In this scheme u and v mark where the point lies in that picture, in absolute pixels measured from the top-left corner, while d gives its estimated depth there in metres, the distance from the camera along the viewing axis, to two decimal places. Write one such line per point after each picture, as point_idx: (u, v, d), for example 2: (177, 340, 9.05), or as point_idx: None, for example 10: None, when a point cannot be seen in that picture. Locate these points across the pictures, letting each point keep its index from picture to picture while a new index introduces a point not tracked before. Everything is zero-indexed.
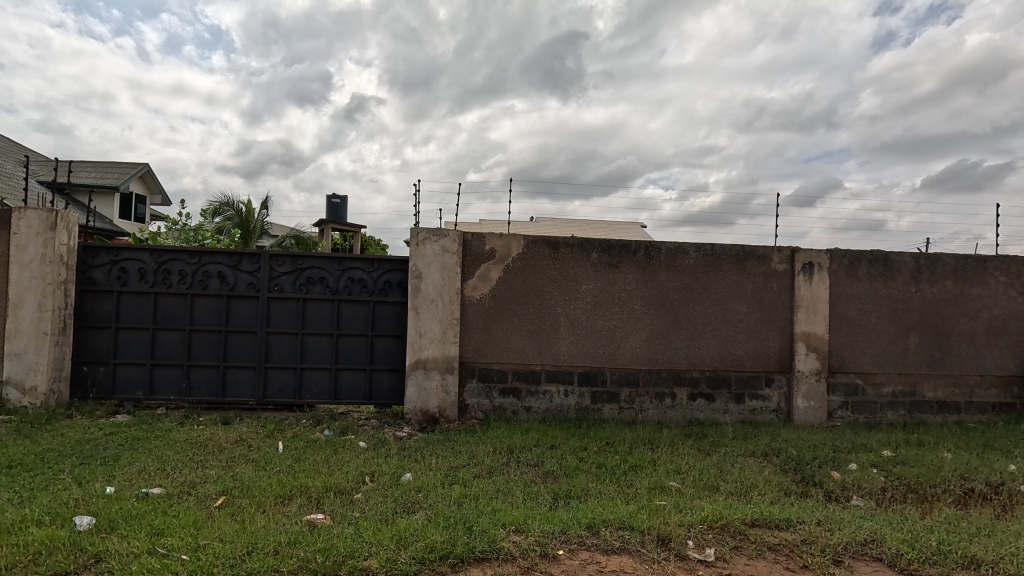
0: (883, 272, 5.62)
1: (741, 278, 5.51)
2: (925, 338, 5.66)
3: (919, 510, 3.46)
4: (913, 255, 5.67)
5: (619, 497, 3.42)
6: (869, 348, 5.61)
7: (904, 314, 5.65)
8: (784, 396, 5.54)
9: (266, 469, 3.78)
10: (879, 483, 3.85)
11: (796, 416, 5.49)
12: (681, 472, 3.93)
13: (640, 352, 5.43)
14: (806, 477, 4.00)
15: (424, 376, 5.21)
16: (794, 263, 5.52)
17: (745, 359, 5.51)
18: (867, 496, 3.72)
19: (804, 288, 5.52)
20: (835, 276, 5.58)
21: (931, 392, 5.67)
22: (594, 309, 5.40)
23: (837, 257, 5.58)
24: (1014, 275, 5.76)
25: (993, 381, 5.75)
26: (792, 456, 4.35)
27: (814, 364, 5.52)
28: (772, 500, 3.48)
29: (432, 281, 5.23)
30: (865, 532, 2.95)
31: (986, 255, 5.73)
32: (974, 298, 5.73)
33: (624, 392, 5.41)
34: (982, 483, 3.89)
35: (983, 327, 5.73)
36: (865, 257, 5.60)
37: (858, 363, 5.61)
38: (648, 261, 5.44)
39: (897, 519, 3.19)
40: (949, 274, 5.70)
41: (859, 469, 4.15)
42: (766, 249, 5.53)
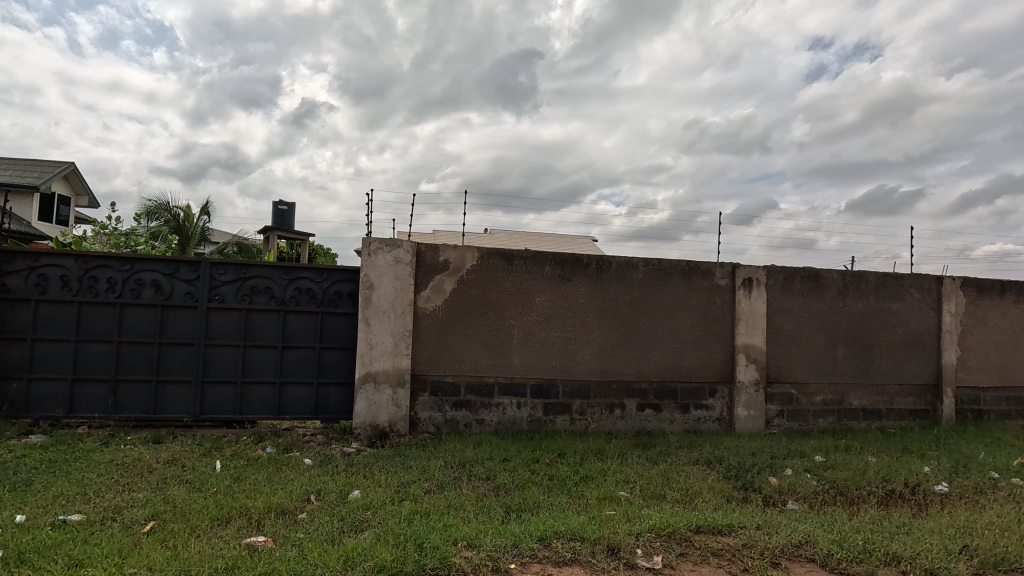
0: (815, 288, 6.02)
1: (687, 292, 5.74)
2: (851, 350, 6.08)
3: (847, 512, 3.69)
4: (840, 273, 6.10)
5: (570, 508, 3.46)
6: (803, 359, 5.97)
7: (833, 327, 6.05)
8: (727, 405, 5.78)
9: (202, 490, 3.56)
10: (811, 487, 4.09)
11: (738, 425, 5.74)
12: (630, 481, 4.02)
13: (592, 364, 5.53)
14: (746, 483, 4.19)
15: (374, 390, 5.08)
16: (735, 278, 5.82)
17: (691, 370, 5.72)
18: (801, 499, 3.94)
19: (744, 302, 5.81)
20: (772, 291, 5.92)
21: (857, 400, 6.09)
22: (547, 321, 5.46)
23: (773, 273, 5.93)
24: (926, 292, 6.31)
25: (911, 390, 6.24)
26: (733, 464, 4.53)
27: (753, 375, 5.81)
28: (715, 507, 3.62)
29: (385, 292, 5.14)
30: (800, 534, 3.12)
31: (903, 273, 6.25)
32: (893, 313, 6.22)
33: (576, 404, 5.48)
34: (901, 484, 4.20)
35: (901, 339, 6.22)
36: (798, 273, 5.98)
37: (793, 374, 5.95)
38: (599, 274, 5.57)
39: (828, 521, 3.40)
40: (872, 291, 6.17)
41: (794, 474, 4.40)
42: (709, 264, 5.80)
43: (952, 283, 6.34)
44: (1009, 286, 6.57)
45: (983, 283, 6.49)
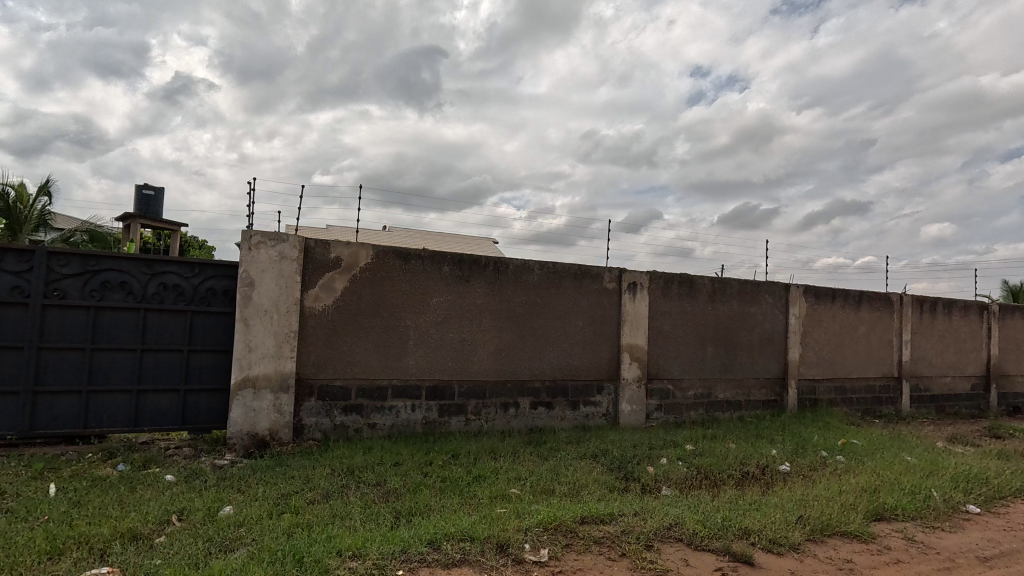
0: (689, 292, 6.64)
1: (578, 295, 6.03)
2: (717, 348, 6.80)
3: (710, 494, 4.11)
4: (710, 279, 6.80)
5: (462, 509, 3.46)
6: (678, 357, 6.55)
7: (703, 327, 6.72)
8: (612, 401, 6.16)
9: (28, 520, 3.02)
10: (682, 473, 4.50)
11: (622, 419, 6.14)
12: (521, 478, 4.12)
13: (488, 364, 5.59)
14: (627, 474, 4.49)
15: (252, 396, 4.68)
16: (622, 282, 6.23)
17: (581, 368, 6.02)
18: (672, 485, 4.32)
19: (629, 305, 6.24)
20: (653, 295, 6.43)
21: (722, 393, 6.82)
22: (443, 321, 5.42)
23: (655, 278, 6.44)
24: (777, 297, 7.25)
25: (764, 383, 7.12)
26: (616, 456, 4.84)
27: (636, 372, 6.25)
28: (599, 497, 3.84)
29: (267, 290, 4.76)
30: (670, 517, 3.42)
31: (760, 281, 7.12)
32: (751, 315, 7.06)
33: (471, 404, 5.51)
34: (754, 466, 4.77)
35: (757, 338, 7.08)
36: (675, 279, 6.56)
37: (670, 370, 6.50)
38: (496, 276, 5.65)
39: (694, 503, 3.76)
40: (735, 295, 6.95)
41: (668, 462, 4.80)
42: (599, 269, 6.15)
43: (796, 290, 7.36)
44: (838, 293, 7.77)
45: (820, 290, 7.61)
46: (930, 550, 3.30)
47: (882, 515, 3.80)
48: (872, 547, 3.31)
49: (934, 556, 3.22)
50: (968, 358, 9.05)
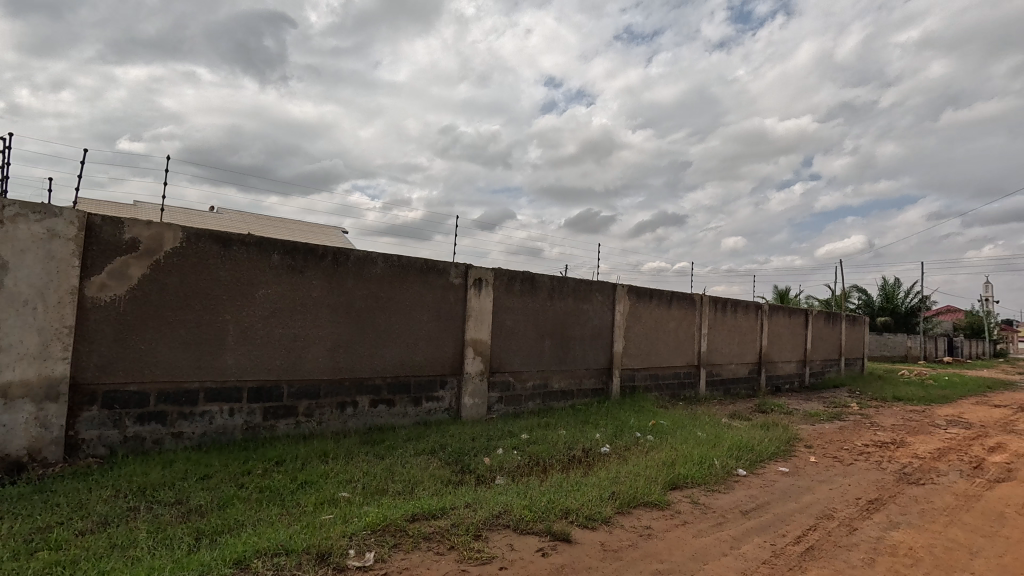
0: (530, 289, 7.00)
1: (423, 289, 5.96)
2: (554, 342, 7.29)
3: (539, 479, 4.38)
4: (549, 277, 7.25)
5: (280, 520, 3.17)
6: (519, 350, 6.87)
7: (542, 323, 7.14)
8: (455, 396, 6.22)
9: None
10: (515, 462, 4.72)
11: (464, 412, 6.23)
12: (353, 481, 3.93)
13: (323, 361, 5.22)
14: (464, 466, 4.56)
15: (2, 408, 3.72)
16: (467, 278, 6.31)
17: (424, 364, 5.96)
18: (506, 474, 4.50)
19: (474, 300, 6.35)
20: (497, 291, 6.63)
21: (557, 383, 7.33)
22: (272, 315, 4.92)
23: (499, 275, 6.65)
24: (606, 295, 8.03)
25: (593, 373, 7.84)
26: (455, 450, 4.89)
27: (479, 366, 6.39)
28: (433, 492, 3.83)
29: (28, 275, 3.81)
30: (499, 506, 3.56)
31: (592, 280, 7.81)
32: (584, 311, 7.71)
33: (302, 405, 5.09)
34: (579, 450, 5.21)
35: (589, 332, 7.76)
36: (518, 276, 6.86)
37: (511, 364, 6.78)
38: (335, 267, 5.30)
39: (523, 489, 3.97)
40: (570, 293, 7.52)
41: (504, 452, 5.00)
42: (445, 264, 6.14)
43: (622, 289, 8.24)
44: (655, 293, 8.90)
45: (640, 290, 8.63)
46: (708, 510, 3.93)
47: (676, 484, 4.43)
48: (666, 512, 3.83)
49: (711, 514, 3.85)
50: (747, 349, 11.06)
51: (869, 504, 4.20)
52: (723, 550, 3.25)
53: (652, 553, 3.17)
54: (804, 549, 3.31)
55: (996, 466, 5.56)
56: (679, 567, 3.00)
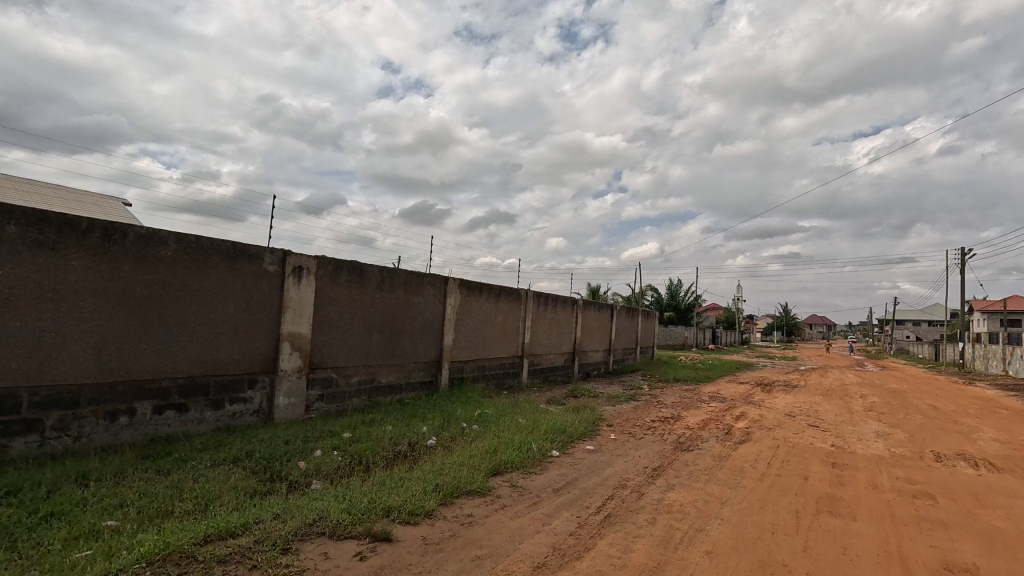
0: (357, 280, 6.62)
1: (229, 277, 5.21)
2: (382, 335, 7.03)
3: (361, 478, 4.18)
4: (379, 268, 6.96)
5: (7, 568, 2.46)
6: (343, 345, 6.45)
7: (370, 315, 6.82)
8: (266, 396, 5.58)
9: None
10: (335, 463, 4.42)
11: (277, 414, 5.62)
12: (124, 505, 3.24)
13: (85, 362, 4.21)
14: (274, 474, 4.12)
15: None
16: (285, 265, 5.69)
17: (228, 361, 5.22)
18: (324, 477, 4.19)
19: (292, 290, 5.76)
20: (320, 281, 6.13)
21: (384, 378, 7.10)
22: (3, 304, 3.80)
23: (322, 263, 6.15)
24: (437, 288, 8.03)
25: (422, 365, 7.79)
26: (263, 456, 4.38)
27: (297, 362, 5.83)
28: (234, 507, 3.38)
29: None
30: (313, 513, 3.31)
31: (423, 273, 7.73)
32: (415, 304, 7.59)
33: (51, 417, 4.04)
34: (405, 445, 5.11)
35: (419, 325, 7.67)
36: (345, 266, 6.44)
37: (334, 359, 6.34)
38: (106, 246, 4.31)
39: (342, 492, 3.74)
40: (401, 285, 7.33)
41: (322, 454, 4.65)
42: (257, 248, 5.46)
43: (453, 282, 8.32)
44: (484, 287, 9.20)
45: (471, 284, 8.82)
46: (525, 491, 4.20)
47: (498, 470, 4.64)
48: (487, 498, 3.98)
49: (527, 496, 4.11)
50: (564, 340, 12.14)
51: (653, 471, 4.94)
52: (536, 528, 3.49)
53: (472, 540, 3.25)
54: (603, 517, 3.74)
55: (739, 431, 7.04)
56: (497, 550, 3.13)
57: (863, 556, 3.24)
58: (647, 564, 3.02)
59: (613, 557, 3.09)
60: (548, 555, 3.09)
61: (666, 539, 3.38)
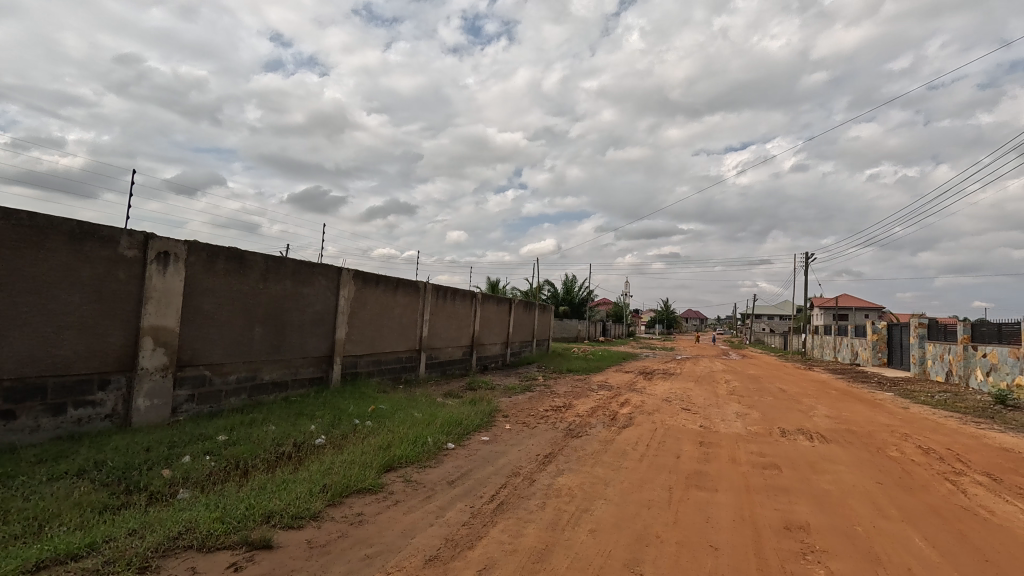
0: (237, 268, 6.05)
1: (74, 262, 4.51)
2: (266, 329, 6.51)
3: (237, 484, 3.84)
4: (263, 256, 6.43)
5: None
6: (219, 339, 5.87)
7: (252, 307, 6.27)
8: (122, 398, 4.91)
9: None
10: (207, 469, 4.02)
11: (136, 418, 4.96)
12: None
13: None
14: (130, 485, 3.64)
15: None
16: (147, 250, 5.03)
17: (71, 360, 4.52)
18: (193, 485, 3.79)
19: (156, 279, 5.10)
20: (192, 269, 5.51)
21: (267, 375, 6.59)
22: None
23: (195, 250, 5.53)
24: (329, 280, 7.61)
25: (311, 361, 7.35)
26: (117, 466, 3.85)
27: (162, 359, 5.19)
28: (77, 525, 2.94)
29: None
30: (179, 525, 2.99)
31: (314, 263, 7.28)
32: (304, 296, 7.13)
33: None
34: (290, 445, 4.79)
35: (308, 318, 7.21)
36: (222, 253, 5.86)
37: (208, 355, 5.75)
38: None
39: (215, 500, 3.42)
40: (288, 275, 6.83)
41: (191, 460, 4.21)
42: (111, 230, 4.77)
43: (347, 274, 7.94)
44: (381, 279, 8.90)
45: (366, 276, 8.48)
46: (419, 486, 4.16)
47: (391, 465, 4.53)
48: (379, 495, 3.87)
49: (421, 490, 4.07)
50: (463, 333, 12.15)
51: (544, 458, 5.14)
52: (429, 521, 3.47)
53: (362, 539, 3.14)
54: (496, 505, 3.82)
55: (623, 417, 7.57)
56: (388, 547, 3.06)
57: (722, 522, 3.66)
58: (536, 547, 3.14)
59: (504, 543, 3.17)
60: (440, 547, 3.08)
61: (554, 521, 3.55)
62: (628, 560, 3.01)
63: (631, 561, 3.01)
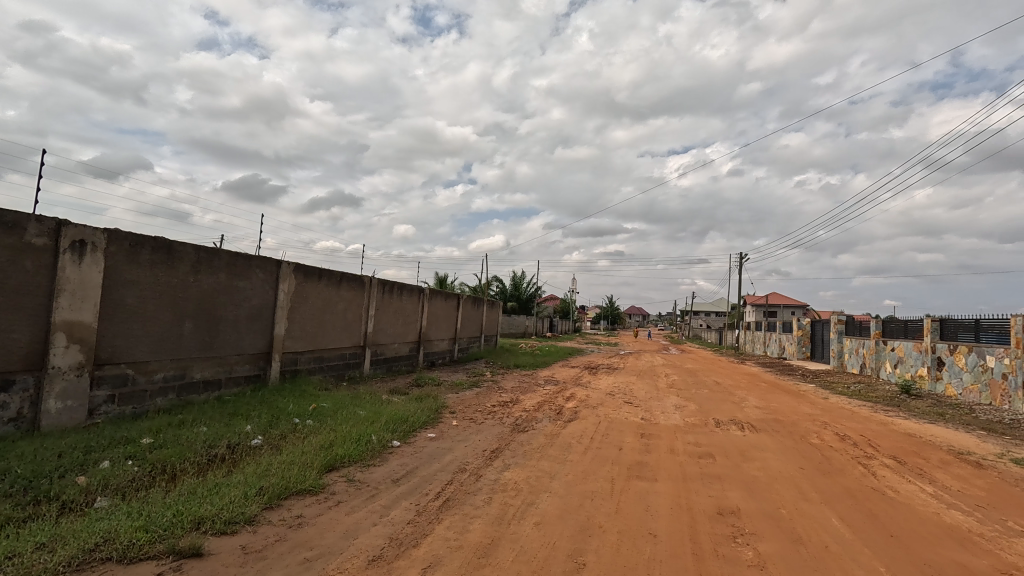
0: (165, 260, 5.66)
1: None
2: (197, 325, 6.13)
3: (164, 489, 3.61)
4: (194, 247, 6.04)
5: None
6: (144, 335, 5.47)
7: (182, 301, 5.89)
8: (30, 400, 4.48)
9: None
10: (129, 475, 3.75)
11: (46, 422, 4.54)
12: None
13: None
14: (39, 495, 3.33)
15: None
16: (60, 238, 4.61)
17: None
18: (113, 492, 3.52)
19: (70, 269, 4.68)
20: (113, 260, 5.10)
21: (199, 373, 6.21)
22: None
23: (116, 239, 5.13)
24: (268, 273, 7.26)
25: (247, 358, 7.00)
26: (24, 474, 3.51)
27: (77, 358, 4.78)
28: None
29: None
30: (97, 536, 2.78)
31: (251, 255, 6.92)
32: (240, 290, 6.76)
33: None
34: (223, 447, 4.54)
35: (245, 313, 6.86)
36: (148, 243, 5.46)
37: (132, 353, 5.34)
38: None
39: (138, 507, 3.20)
40: (223, 268, 6.46)
41: (111, 465, 3.90)
42: (17, 216, 4.35)
43: (287, 267, 7.61)
44: (324, 273, 8.60)
45: (308, 269, 8.17)
46: (363, 485, 4.06)
47: (333, 465, 4.40)
48: (320, 496, 3.75)
49: (365, 489, 3.98)
50: (410, 329, 11.97)
51: (491, 453, 5.16)
52: (373, 521, 3.40)
53: (301, 542, 3.03)
54: (442, 502, 3.80)
55: (568, 411, 7.73)
56: (329, 550, 2.97)
57: (661, 510, 3.81)
58: (482, 542, 3.15)
59: (450, 540, 3.16)
60: (384, 547, 3.03)
61: (500, 516, 3.57)
62: (572, 551, 3.08)
63: (575, 552, 3.08)
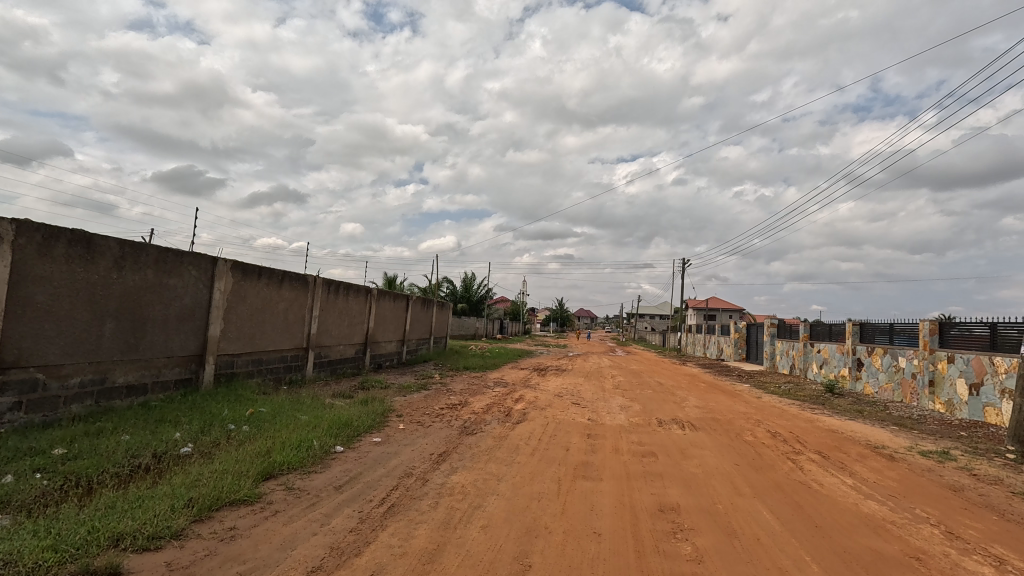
0: (84, 254, 5.21)
1: None
2: (120, 325, 5.69)
3: (78, 504, 3.31)
4: (117, 242, 5.60)
5: None
6: (58, 337, 5.01)
7: (103, 300, 5.44)
8: None
9: None
10: (37, 490, 3.41)
11: None
12: None
13: None
14: None
15: None
16: None
17: None
18: (18, 508, 3.20)
19: None
20: (21, 253, 4.65)
21: (121, 377, 5.76)
22: None
23: (26, 230, 4.68)
24: (201, 270, 6.84)
25: (177, 361, 6.56)
26: None
27: None
28: None
29: None
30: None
31: (183, 251, 6.50)
32: (169, 288, 6.33)
33: None
34: (148, 457, 4.23)
35: (175, 313, 6.43)
36: (64, 235, 5.02)
37: (42, 355, 4.88)
38: None
39: (49, 524, 2.93)
40: (151, 264, 6.03)
41: (15, 479, 3.54)
42: None
43: (223, 264, 7.20)
44: (264, 271, 8.20)
45: (246, 267, 7.76)
46: (302, 493, 3.89)
47: (270, 474, 4.19)
48: (255, 507, 3.56)
49: (304, 497, 3.81)
50: (356, 330, 11.63)
51: (438, 457, 5.08)
52: (312, 531, 3.26)
53: (233, 555, 2.86)
54: (386, 508, 3.70)
55: (516, 412, 7.76)
56: (263, 563, 2.81)
57: (605, 509, 3.90)
58: (427, 548, 3.09)
59: (394, 547, 3.08)
60: (325, 557, 2.92)
61: (446, 520, 3.52)
62: (518, 553, 3.08)
63: (521, 554, 3.08)
